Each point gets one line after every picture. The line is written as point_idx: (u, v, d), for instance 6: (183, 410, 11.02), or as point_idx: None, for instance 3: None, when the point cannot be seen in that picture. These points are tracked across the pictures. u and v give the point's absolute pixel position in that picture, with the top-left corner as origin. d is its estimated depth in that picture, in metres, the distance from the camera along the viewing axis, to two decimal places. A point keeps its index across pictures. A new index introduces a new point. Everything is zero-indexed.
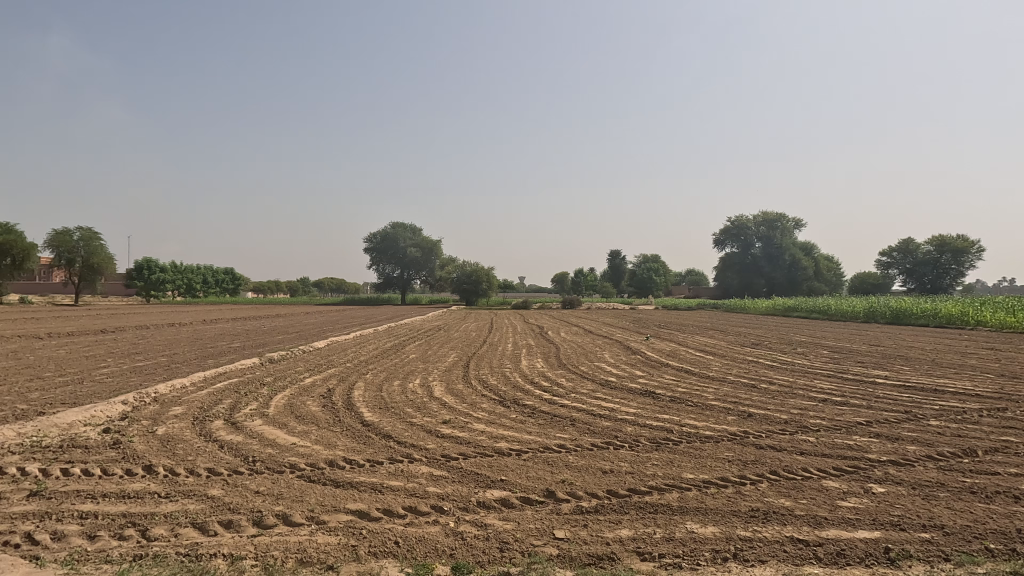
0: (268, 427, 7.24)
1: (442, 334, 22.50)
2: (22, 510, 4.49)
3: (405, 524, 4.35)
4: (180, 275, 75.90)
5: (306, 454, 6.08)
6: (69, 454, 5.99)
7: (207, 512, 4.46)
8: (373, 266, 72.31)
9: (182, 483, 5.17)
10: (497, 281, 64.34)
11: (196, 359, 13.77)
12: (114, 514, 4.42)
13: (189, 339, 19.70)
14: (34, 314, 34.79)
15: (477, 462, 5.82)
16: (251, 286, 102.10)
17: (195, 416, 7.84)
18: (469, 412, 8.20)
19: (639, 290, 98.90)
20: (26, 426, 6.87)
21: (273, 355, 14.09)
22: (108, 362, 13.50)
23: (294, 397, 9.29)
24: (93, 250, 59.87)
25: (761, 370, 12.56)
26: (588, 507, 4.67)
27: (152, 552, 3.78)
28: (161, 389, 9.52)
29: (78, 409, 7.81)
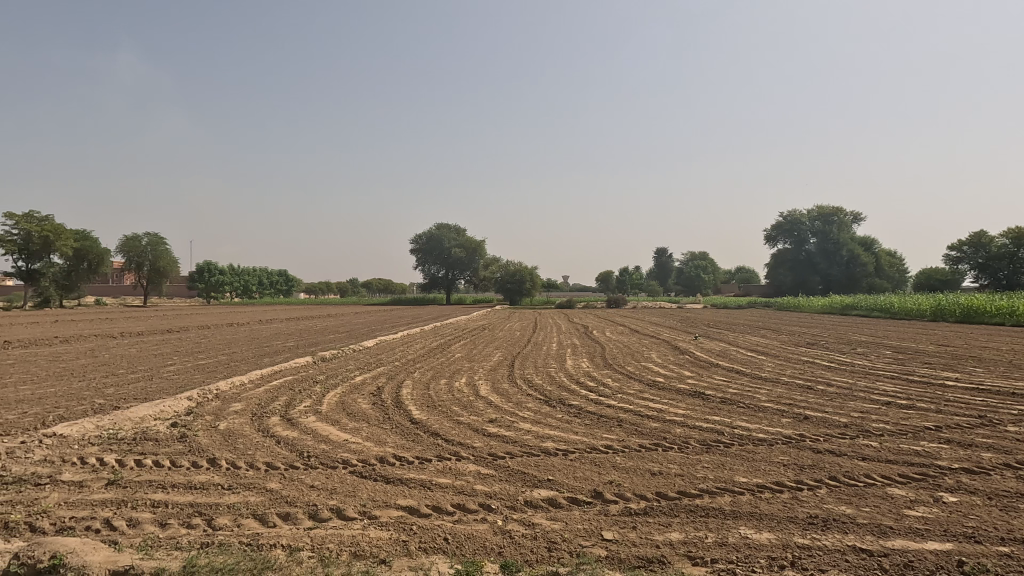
0: (321, 424, 7.50)
1: (487, 333, 22.71)
2: (101, 497, 4.83)
3: (454, 521, 4.41)
4: (238, 277, 79.65)
5: (358, 450, 6.26)
6: (141, 446, 6.40)
7: (267, 504, 4.66)
8: (420, 266, 73.65)
9: (243, 476, 5.43)
10: (541, 279, 64.25)
11: (253, 358, 14.40)
12: (182, 503, 4.68)
13: (248, 338, 20.68)
14: (109, 314, 37.32)
15: (524, 462, 5.83)
16: (304, 287, 105.94)
17: (254, 412, 8.22)
18: (515, 411, 8.24)
19: (687, 288, 96.79)
20: (104, 419, 7.38)
21: (325, 354, 14.60)
22: (175, 360, 14.34)
23: (346, 394, 9.58)
24: (159, 254, 63.49)
25: (818, 370, 12.05)
26: (637, 509, 4.61)
27: (217, 541, 3.98)
28: (223, 386, 10.03)
29: (148, 404, 8.32)
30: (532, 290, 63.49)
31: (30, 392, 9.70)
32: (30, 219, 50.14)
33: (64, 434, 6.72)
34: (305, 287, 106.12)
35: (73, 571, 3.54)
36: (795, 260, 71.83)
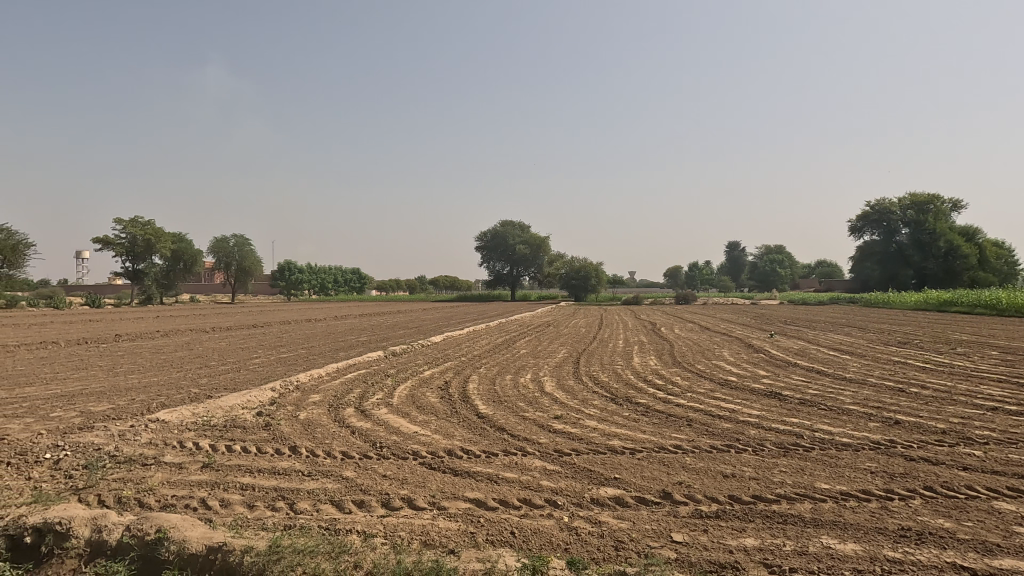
0: (393, 416, 7.78)
1: (552, 330, 22.69)
2: (197, 478, 5.26)
3: (520, 515, 4.45)
4: (315, 275, 84.06)
5: (427, 443, 6.45)
6: (231, 433, 6.91)
7: (343, 491, 4.90)
8: (485, 263, 74.54)
9: (322, 463, 5.73)
10: (606, 275, 63.34)
11: (329, 352, 15.14)
12: (267, 487, 5.02)
13: (324, 333, 21.74)
14: (203, 311, 40.41)
15: (589, 459, 5.79)
16: (375, 285, 110.19)
17: (331, 403, 8.65)
18: (580, 408, 8.18)
19: (760, 284, 91.58)
20: (199, 407, 8.03)
21: (395, 349, 15.11)
22: (259, 353, 15.35)
23: (415, 388, 9.89)
24: (245, 254, 68.04)
25: (912, 372, 11.11)
26: (709, 512, 4.46)
27: (299, 524, 4.24)
28: (302, 378, 10.62)
29: (237, 394, 8.96)
30: (598, 287, 62.83)
31: (137, 381, 10.72)
32: (134, 225, 55.26)
33: (165, 420, 7.37)
34: (376, 284, 110.33)
35: (175, 544, 3.89)
36: (885, 253, 67.07)
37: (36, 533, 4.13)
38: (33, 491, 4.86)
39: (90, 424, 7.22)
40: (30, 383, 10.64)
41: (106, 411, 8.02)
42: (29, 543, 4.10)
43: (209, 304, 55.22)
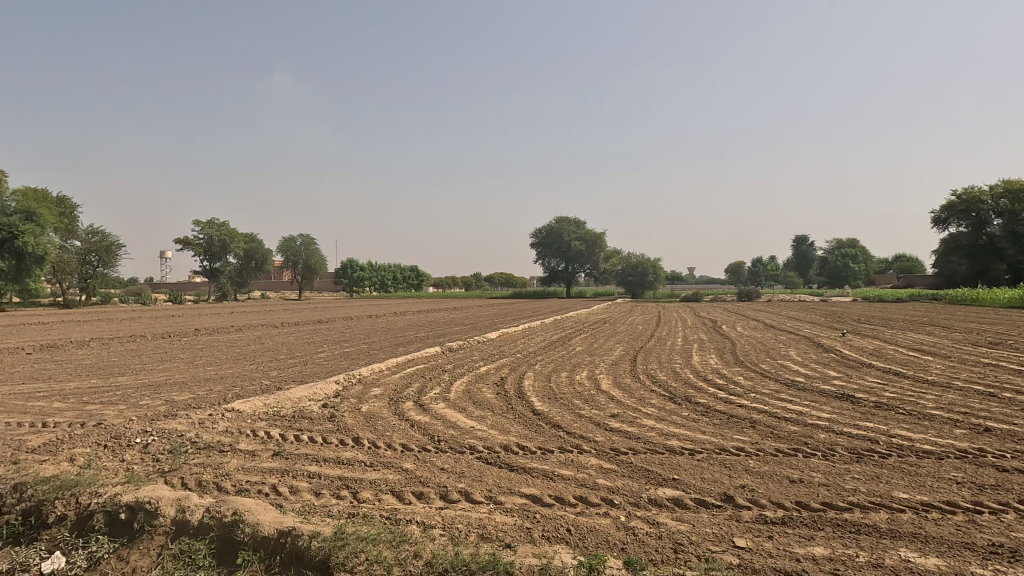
0: (450, 410, 7.95)
1: (609, 327, 22.38)
2: (268, 465, 5.57)
3: (577, 513, 4.43)
4: (375, 273, 86.87)
5: (483, 438, 6.53)
6: (300, 423, 7.27)
7: (403, 483, 5.05)
8: (540, 260, 74.46)
9: (383, 455, 5.93)
10: (664, 272, 61.85)
11: (388, 347, 15.61)
12: (332, 476, 5.24)
13: (384, 329, 22.41)
14: (273, 307, 42.65)
15: (647, 459, 5.68)
16: (433, 282, 112.56)
17: (391, 397, 8.93)
18: (638, 407, 8.05)
19: (832, 279, 86.50)
20: (269, 398, 8.50)
21: (452, 345, 15.39)
22: (324, 347, 16.07)
23: (472, 383, 10.06)
24: (310, 252, 71.22)
25: (1005, 375, 10.17)
26: (774, 517, 4.28)
27: (362, 512, 4.40)
28: (364, 372, 11.02)
29: (304, 386, 9.42)
30: (655, 283, 61.47)
31: (216, 373, 11.47)
32: (211, 226, 59.05)
33: (240, 409, 7.84)
34: (434, 281, 112.55)
35: (249, 527, 4.13)
36: (973, 245, 61.46)
37: (127, 511, 4.49)
38: (126, 472, 5.30)
39: (174, 411, 7.80)
40: (124, 372, 11.64)
41: (188, 400, 8.64)
42: (122, 519, 4.46)
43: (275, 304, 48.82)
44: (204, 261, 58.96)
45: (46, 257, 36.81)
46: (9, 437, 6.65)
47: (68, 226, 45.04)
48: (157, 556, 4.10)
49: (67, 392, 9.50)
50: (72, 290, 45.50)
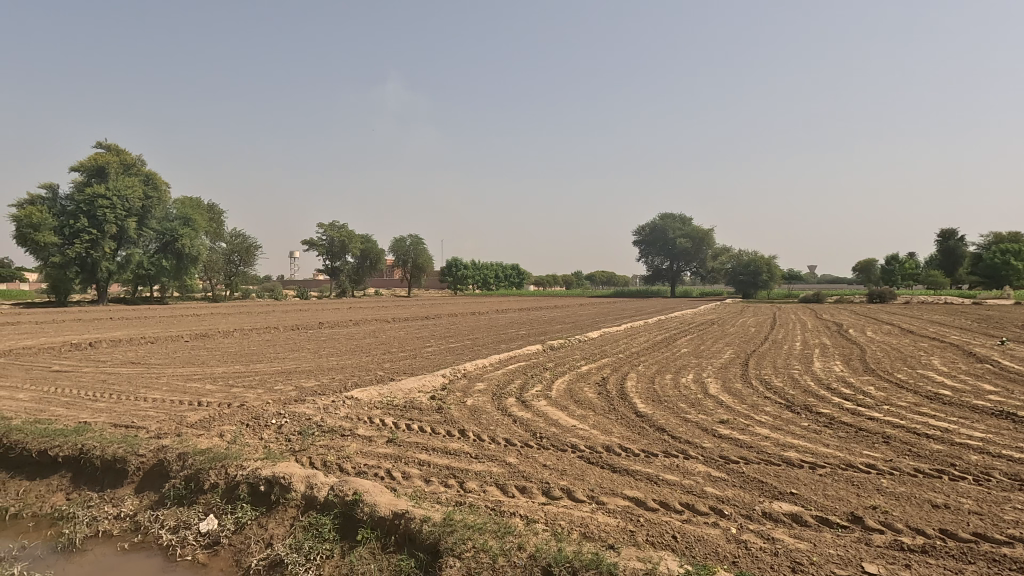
0: (552, 408, 8.00)
1: (717, 328, 21.29)
2: (383, 451, 5.97)
3: (683, 520, 4.29)
4: (479, 272, 89.57)
5: (585, 437, 6.51)
6: (411, 413, 7.72)
7: (507, 476, 5.19)
8: (643, 259, 72.37)
9: (487, 448, 6.12)
10: (781, 270, 57.43)
11: (492, 344, 16.05)
12: (440, 465, 5.51)
13: (488, 326, 23.03)
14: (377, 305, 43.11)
15: (760, 470, 5.35)
16: (533, 280, 113.53)
17: (494, 392, 9.19)
18: (751, 414, 7.57)
19: (987, 280, 75.13)
20: (384, 388, 9.12)
21: (553, 343, 15.49)
22: (431, 342, 16.87)
23: (573, 382, 10.06)
24: (419, 252, 74.94)
25: None
26: (912, 545, 3.84)
27: (468, 501, 4.59)
28: (469, 367, 11.44)
29: (414, 378, 9.97)
30: (770, 282, 57.20)
31: (336, 363, 12.49)
32: (332, 228, 64.25)
33: (358, 397, 8.48)
34: (535, 279, 113.54)
35: (367, 507, 4.46)
36: None
37: (265, 483, 5.04)
38: (264, 449, 5.95)
39: (303, 397, 8.61)
40: (262, 360, 13.06)
41: (314, 387, 9.49)
42: (261, 490, 5.02)
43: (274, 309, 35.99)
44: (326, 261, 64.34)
45: (199, 257, 42.20)
46: (173, 412, 7.73)
47: (216, 230, 51.24)
48: (290, 526, 4.57)
49: (217, 375, 10.85)
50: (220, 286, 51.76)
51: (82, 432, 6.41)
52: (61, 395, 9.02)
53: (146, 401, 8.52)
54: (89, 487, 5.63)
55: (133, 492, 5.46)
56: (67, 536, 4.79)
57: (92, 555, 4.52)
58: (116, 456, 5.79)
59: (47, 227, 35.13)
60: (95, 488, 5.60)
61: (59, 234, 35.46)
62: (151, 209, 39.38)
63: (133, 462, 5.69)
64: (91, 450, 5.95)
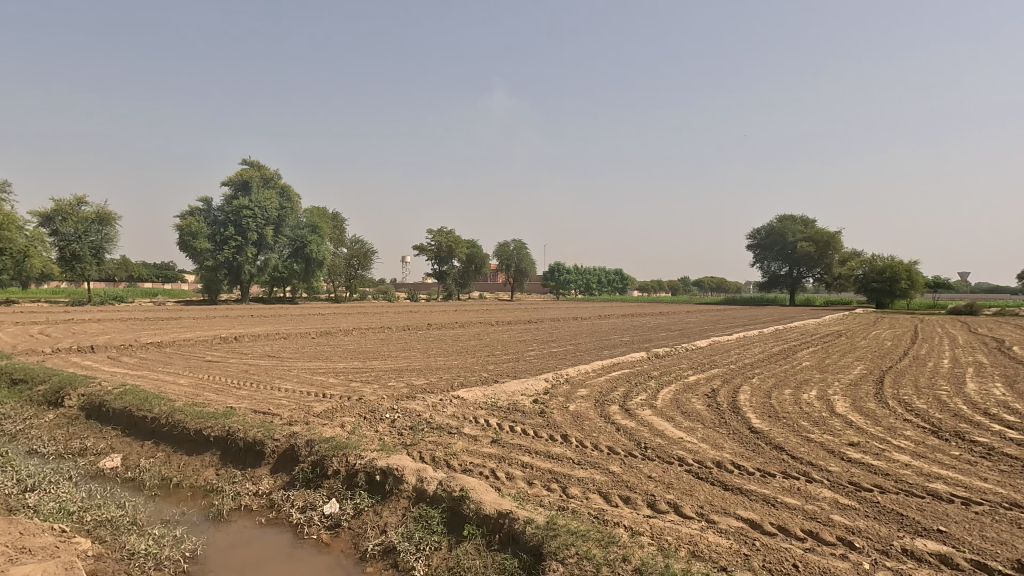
0: (658, 418, 7.75)
1: (845, 341, 19.33)
2: (487, 451, 6.13)
3: (804, 549, 3.95)
4: (581, 276, 89.09)
5: (693, 450, 6.22)
6: (514, 415, 7.84)
7: (610, 485, 5.09)
8: (758, 264, 67.79)
9: (590, 454, 6.06)
10: (923, 277, 50.98)
11: (594, 349, 15.85)
12: (543, 468, 5.54)
13: (590, 331, 22.79)
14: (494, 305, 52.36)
15: (899, 501, 4.78)
16: (637, 285, 110.58)
17: (597, 398, 9.07)
18: (886, 437, 6.80)
19: None
20: (488, 389, 9.35)
21: (658, 351, 14.98)
22: (533, 346, 17.05)
23: (681, 392, 9.65)
24: (522, 257, 76.08)
25: None
26: None
27: (570, 507, 4.57)
28: (572, 372, 11.40)
29: (517, 381, 10.14)
30: (909, 291, 50.99)
31: (444, 363, 13.04)
32: (441, 234, 67.25)
33: (464, 397, 8.80)
34: (639, 285, 110.64)
35: (473, 503, 4.60)
36: None
37: (380, 473, 5.38)
38: (379, 441, 6.37)
39: (413, 394, 9.11)
40: (378, 357, 13.97)
41: (423, 385, 9.99)
42: (377, 479, 5.36)
43: (394, 309, 39.84)
44: (435, 265, 67.46)
45: (324, 261, 46.12)
46: (302, 402, 8.52)
47: (339, 236, 55.69)
48: (401, 516, 4.84)
49: (338, 370, 11.80)
50: (341, 288, 56.26)
51: (230, 416, 7.28)
52: (212, 383, 10.30)
53: (281, 391, 9.49)
54: (234, 465, 6.36)
55: (268, 472, 6.08)
56: (216, 507, 5.46)
57: (236, 525, 5.11)
58: (255, 439, 6.49)
59: (203, 235, 40.28)
60: (239, 466, 6.33)
61: (212, 241, 40.62)
62: (285, 218, 43.69)
63: (269, 445, 6.34)
64: (236, 431, 6.71)
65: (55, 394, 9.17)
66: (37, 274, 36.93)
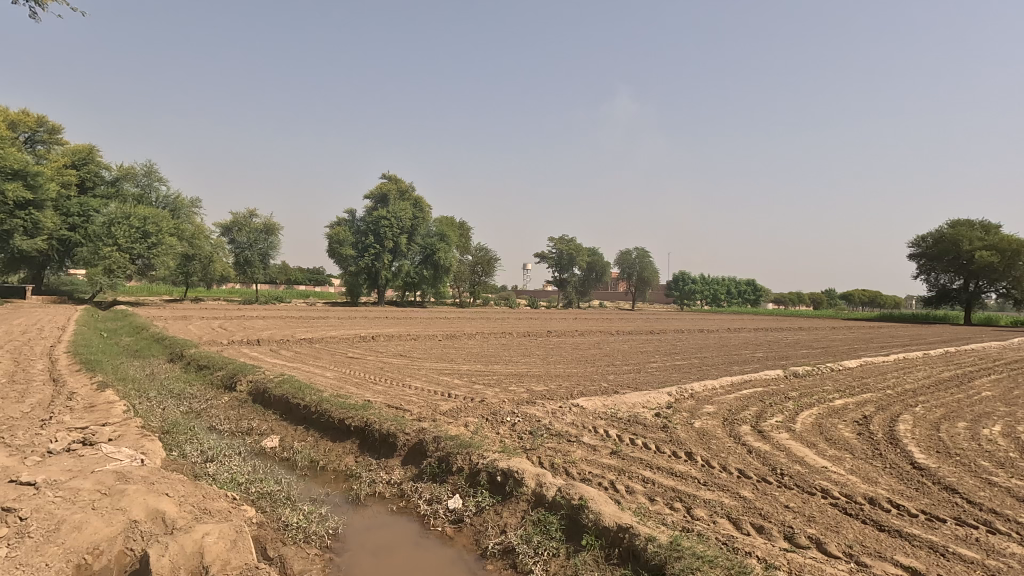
0: (796, 443, 7.07)
1: None
2: (607, 462, 6.03)
3: None
4: (708, 286, 84.42)
5: (840, 482, 5.59)
6: (635, 428, 7.62)
7: (741, 510, 4.75)
8: (923, 276, 59.14)
9: (718, 476, 5.70)
10: None
11: (723, 364, 14.90)
12: (666, 485, 5.32)
13: (718, 345, 21.46)
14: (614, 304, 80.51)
15: None
16: (773, 297, 102.06)
17: (726, 417, 8.50)
18: None
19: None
20: (609, 400, 9.19)
21: (798, 370, 13.66)
22: (655, 357, 16.48)
23: (824, 417, 8.70)
24: (645, 265, 74.04)
25: None
26: None
27: (696, 529, 4.33)
28: (697, 387, 10.80)
29: (638, 393, 9.85)
30: None
31: (563, 371, 13.08)
32: (563, 241, 67.73)
33: (583, 406, 8.73)
34: (775, 297, 102.13)
35: (592, 514, 4.54)
36: None
37: (501, 474, 5.53)
38: (501, 443, 6.55)
39: (533, 400, 9.23)
40: (499, 362, 14.36)
41: (542, 392, 10.08)
42: (497, 480, 5.51)
43: (516, 315, 40.87)
44: (555, 273, 68.06)
45: (451, 268, 48.54)
46: (430, 400, 9.03)
47: (465, 244, 58.41)
48: (521, 518, 4.93)
49: (463, 372, 12.33)
50: (466, 294, 58.91)
51: (368, 408, 7.94)
52: (353, 377, 11.33)
53: (411, 388, 10.14)
54: (370, 454, 6.92)
55: (399, 463, 6.54)
56: (355, 491, 5.99)
57: (371, 510, 5.56)
58: (389, 431, 7.00)
59: (348, 243, 44.61)
60: (374, 455, 6.87)
61: (355, 248, 44.81)
62: (417, 227, 46.78)
63: (400, 438, 6.80)
64: (373, 423, 7.29)
65: (230, 379, 10.69)
66: (218, 276, 43.38)
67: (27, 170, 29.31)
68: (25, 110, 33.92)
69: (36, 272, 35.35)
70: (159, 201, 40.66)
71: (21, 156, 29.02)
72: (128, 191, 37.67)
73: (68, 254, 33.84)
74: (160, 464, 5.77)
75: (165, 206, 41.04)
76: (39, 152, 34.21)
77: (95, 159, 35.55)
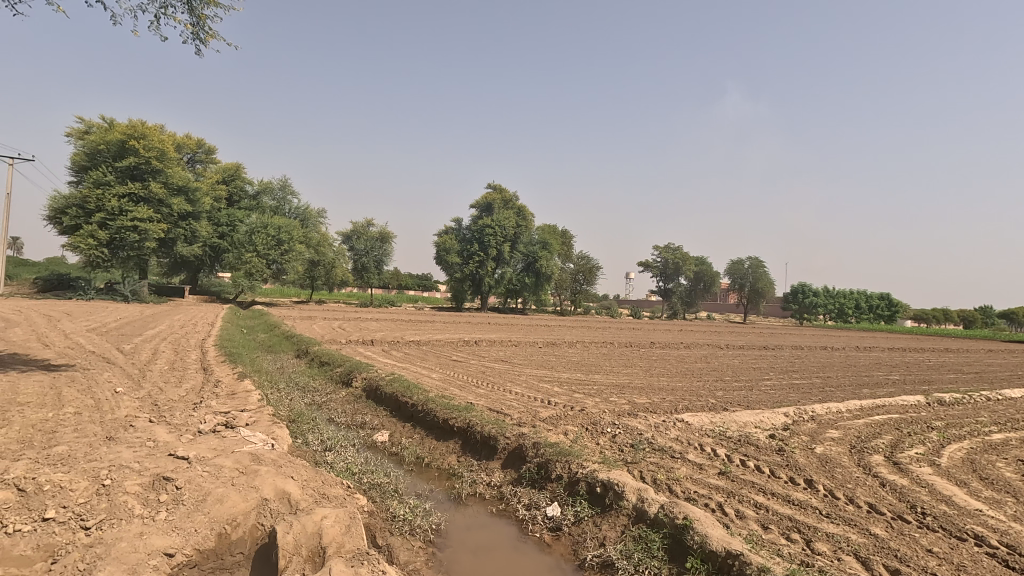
0: (942, 480, 6.19)
1: None
2: (714, 482, 5.70)
3: None
4: (832, 300, 77.10)
5: (998, 528, 4.82)
6: (745, 448, 7.14)
7: (872, 549, 4.26)
8: None
9: (842, 508, 5.16)
10: None
11: (851, 386, 13.45)
12: (782, 514, 4.91)
13: (844, 364, 19.42)
14: (725, 310, 85.03)
15: None
16: (912, 315, 90.60)
17: (853, 445, 7.68)
18: None
19: None
20: (718, 417, 8.70)
21: (944, 397, 11.96)
22: (769, 375, 15.31)
23: (976, 452, 7.55)
24: (759, 275, 69.26)
25: None
26: None
27: (818, 565, 3.94)
28: (818, 410, 9.87)
29: (751, 412, 9.22)
30: None
31: (667, 384, 12.61)
32: (668, 250, 65.39)
33: (689, 422, 8.36)
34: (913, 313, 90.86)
35: (698, 536, 4.30)
36: None
37: (601, 486, 5.41)
38: (601, 454, 6.44)
39: (636, 412, 8.96)
40: (600, 372, 14.10)
41: (645, 404, 9.76)
42: (597, 491, 5.41)
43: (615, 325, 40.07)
44: (660, 282, 65.89)
45: (553, 276, 48.71)
46: (530, 406, 9.11)
47: (567, 252, 58.45)
48: (620, 533, 4.80)
49: (564, 380, 12.27)
50: (567, 302, 58.83)
51: (471, 410, 8.17)
52: (457, 379, 11.78)
53: (512, 394, 10.28)
54: (472, 454, 7.13)
55: (499, 467, 6.64)
56: (457, 490, 6.19)
57: (472, 510, 5.71)
58: (490, 434, 7.14)
59: (453, 251, 46.15)
60: (475, 457, 7.05)
61: (460, 255, 46.33)
62: (520, 235, 47.64)
63: (501, 442, 6.91)
64: (475, 424, 7.49)
65: (347, 376, 11.54)
66: (339, 280, 47.08)
67: (188, 187, 34.03)
68: (188, 134, 39.26)
69: (193, 274, 40.49)
70: (292, 212, 45.16)
71: (184, 175, 33.62)
72: (266, 203, 42.16)
73: (218, 259, 38.56)
74: (287, 449, 6.37)
75: (296, 216, 45.31)
76: (199, 170, 39.41)
77: (240, 175, 40.19)
